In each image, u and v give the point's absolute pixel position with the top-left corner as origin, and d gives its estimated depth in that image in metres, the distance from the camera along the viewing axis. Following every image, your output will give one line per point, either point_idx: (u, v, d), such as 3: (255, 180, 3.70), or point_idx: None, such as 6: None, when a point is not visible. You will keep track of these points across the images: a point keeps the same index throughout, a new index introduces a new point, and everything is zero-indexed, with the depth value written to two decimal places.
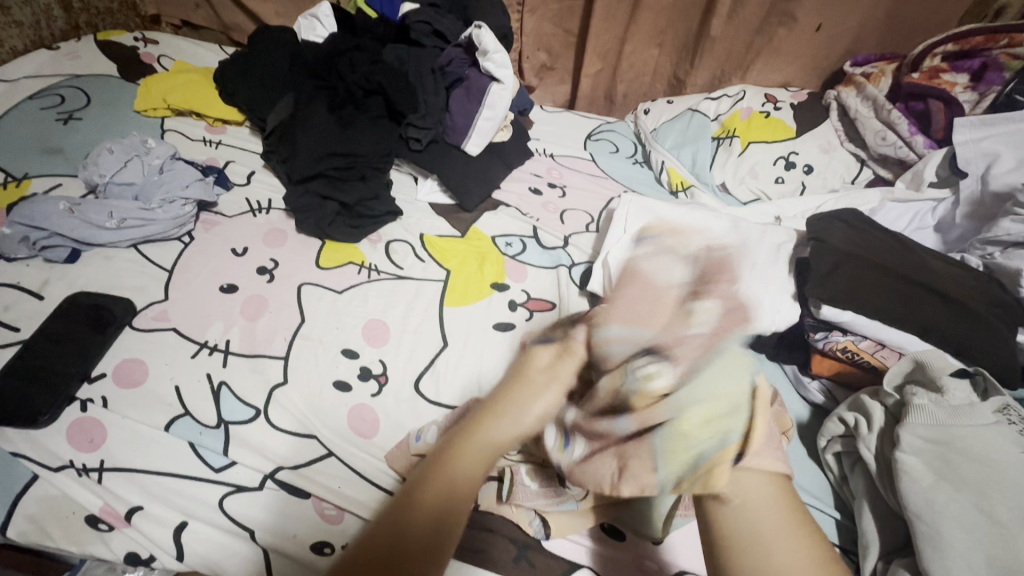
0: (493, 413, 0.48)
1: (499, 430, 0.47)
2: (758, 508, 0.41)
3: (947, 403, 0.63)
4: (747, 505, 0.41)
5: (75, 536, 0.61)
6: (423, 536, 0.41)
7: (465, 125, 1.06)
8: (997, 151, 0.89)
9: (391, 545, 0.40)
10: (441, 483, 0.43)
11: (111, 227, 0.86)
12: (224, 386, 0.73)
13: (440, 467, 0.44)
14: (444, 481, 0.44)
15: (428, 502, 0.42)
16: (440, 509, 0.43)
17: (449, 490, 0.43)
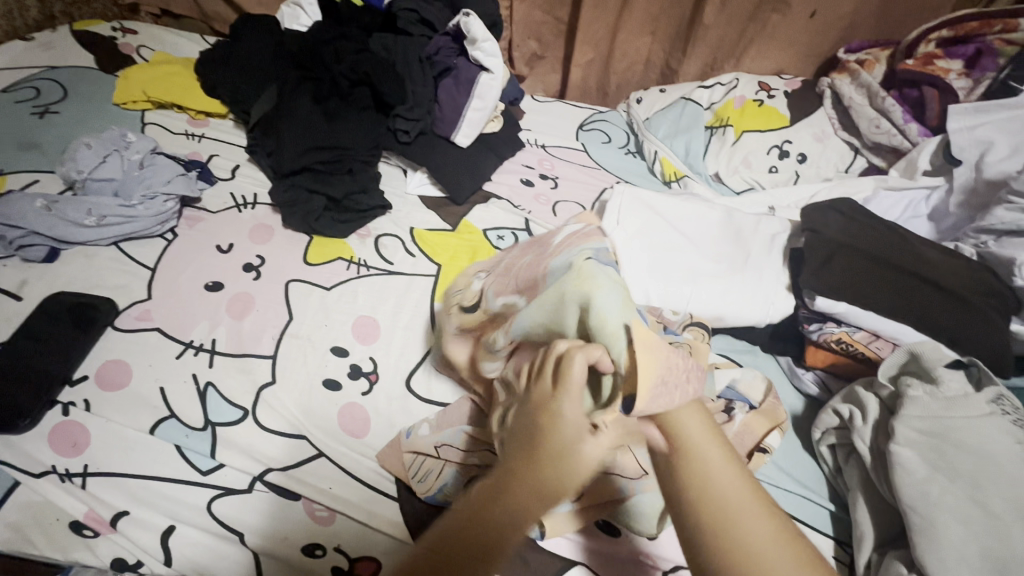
0: (555, 410, 0.48)
1: (567, 438, 0.46)
2: (707, 454, 0.43)
3: (942, 394, 0.62)
4: (700, 456, 0.43)
5: (58, 543, 0.59)
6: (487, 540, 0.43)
7: (455, 116, 1.04)
8: (991, 138, 0.88)
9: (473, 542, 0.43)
10: (517, 504, 0.44)
11: (89, 224, 0.84)
12: (210, 387, 0.72)
13: (537, 469, 0.45)
14: (559, 450, 0.46)
15: (496, 510, 0.44)
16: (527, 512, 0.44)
17: (534, 494, 0.45)
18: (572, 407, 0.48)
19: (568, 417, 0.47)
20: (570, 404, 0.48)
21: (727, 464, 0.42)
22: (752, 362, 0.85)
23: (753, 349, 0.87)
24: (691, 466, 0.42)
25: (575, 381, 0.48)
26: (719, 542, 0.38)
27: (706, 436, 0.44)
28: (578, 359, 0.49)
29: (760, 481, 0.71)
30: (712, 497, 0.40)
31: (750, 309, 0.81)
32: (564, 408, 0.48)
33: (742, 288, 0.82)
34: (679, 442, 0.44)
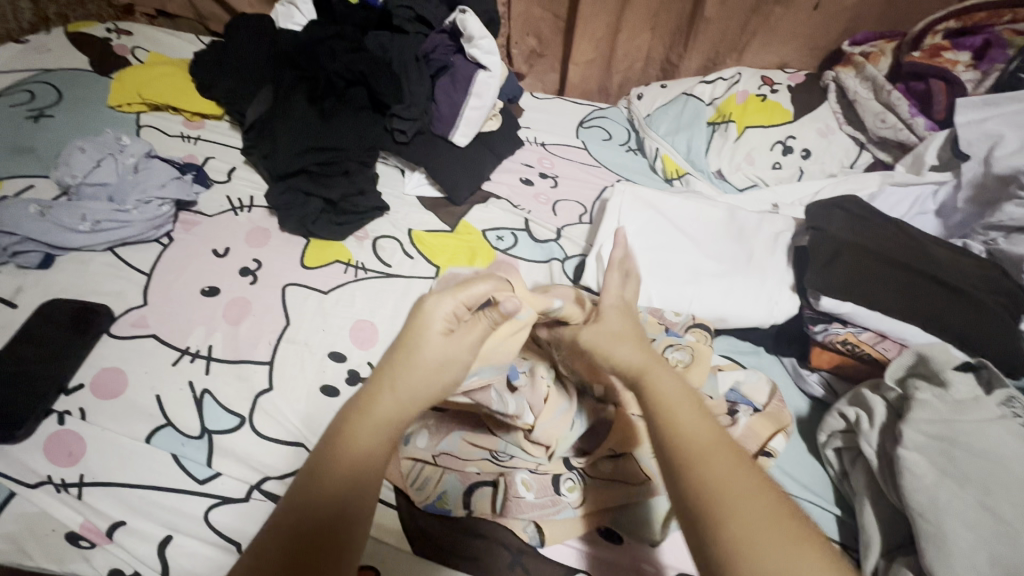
0: (401, 365, 0.44)
1: (398, 399, 0.44)
2: (685, 410, 0.42)
3: (951, 397, 0.61)
4: (680, 412, 0.42)
5: (54, 555, 0.58)
6: (326, 523, 0.40)
7: (452, 115, 1.02)
8: (1000, 132, 0.86)
9: (318, 521, 0.41)
10: (339, 470, 0.42)
11: (84, 230, 0.83)
12: (207, 394, 0.71)
13: (362, 431, 0.43)
14: (381, 409, 0.44)
15: (328, 476, 0.42)
16: (351, 482, 0.42)
17: (349, 465, 0.42)
18: (422, 368, 0.44)
19: (412, 373, 0.44)
20: (421, 363, 0.45)
21: (706, 416, 0.42)
22: (755, 363, 0.83)
23: (757, 349, 0.86)
24: (672, 420, 0.41)
25: (424, 336, 0.45)
26: (694, 477, 0.38)
27: (685, 396, 0.44)
28: (435, 301, 0.46)
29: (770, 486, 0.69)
30: (700, 447, 0.39)
31: (753, 312, 0.80)
32: (403, 368, 0.44)
33: (745, 288, 0.81)
34: (659, 398, 0.43)
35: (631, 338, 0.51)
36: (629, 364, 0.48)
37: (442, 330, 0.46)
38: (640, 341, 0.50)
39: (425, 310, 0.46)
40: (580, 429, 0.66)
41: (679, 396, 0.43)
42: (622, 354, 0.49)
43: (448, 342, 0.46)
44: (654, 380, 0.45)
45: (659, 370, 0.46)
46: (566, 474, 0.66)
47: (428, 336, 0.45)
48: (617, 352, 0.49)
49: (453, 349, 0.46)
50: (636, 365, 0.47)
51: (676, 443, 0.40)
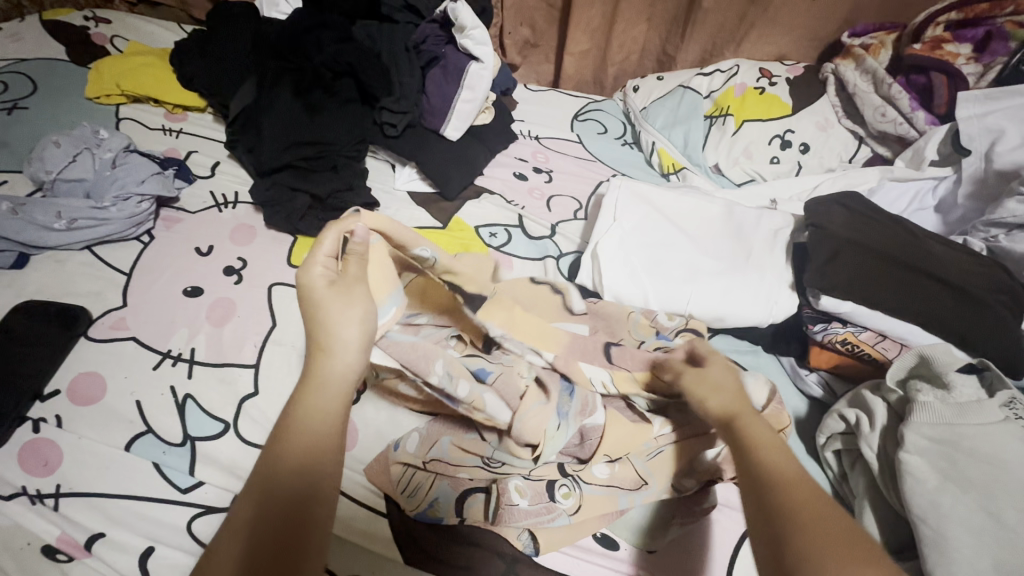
0: (324, 334, 0.49)
1: (337, 362, 0.49)
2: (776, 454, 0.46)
3: (953, 400, 0.60)
4: (770, 455, 0.45)
5: (29, 570, 0.56)
6: (302, 490, 0.43)
7: (444, 109, 0.99)
8: (1002, 127, 0.85)
9: (290, 494, 0.43)
10: (295, 444, 0.44)
11: (59, 228, 0.80)
12: (189, 399, 0.68)
13: (315, 403, 0.46)
14: (321, 377, 0.48)
15: (279, 462, 0.44)
16: (311, 449, 0.44)
17: (305, 437, 0.44)
18: (338, 325, 0.50)
19: (340, 336, 0.50)
20: (334, 322, 0.50)
21: (794, 459, 0.46)
22: (753, 363, 0.82)
23: (755, 348, 0.84)
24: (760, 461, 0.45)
25: (319, 298, 0.51)
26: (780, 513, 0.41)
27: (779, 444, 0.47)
28: (306, 274, 0.53)
29: None
30: (791, 487, 0.43)
31: (752, 311, 0.78)
32: (327, 337, 0.49)
33: (744, 286, 0.79)
34: (750, 440, 0.47)
35: (734, 384, 0.54)
36: (720, 407, 0.52)
37: (332, 285, 0.52)
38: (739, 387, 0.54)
39: (306, 281, 0.52)
40: (566, 429, 0.63)
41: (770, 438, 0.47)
42: (722, 396, 0.52)
43: (335, 292, 0.52)
44: (745, 424, 0.49)
45: (748, 418, 0.50)
46: (561, 479, 0.64)
47: (321, 296, 0.51)
48: (715, 390, 0.53)
49: (347, 295, 0.52)
50: (726, 407, 0.51)
51: (769, 483, 0.43)
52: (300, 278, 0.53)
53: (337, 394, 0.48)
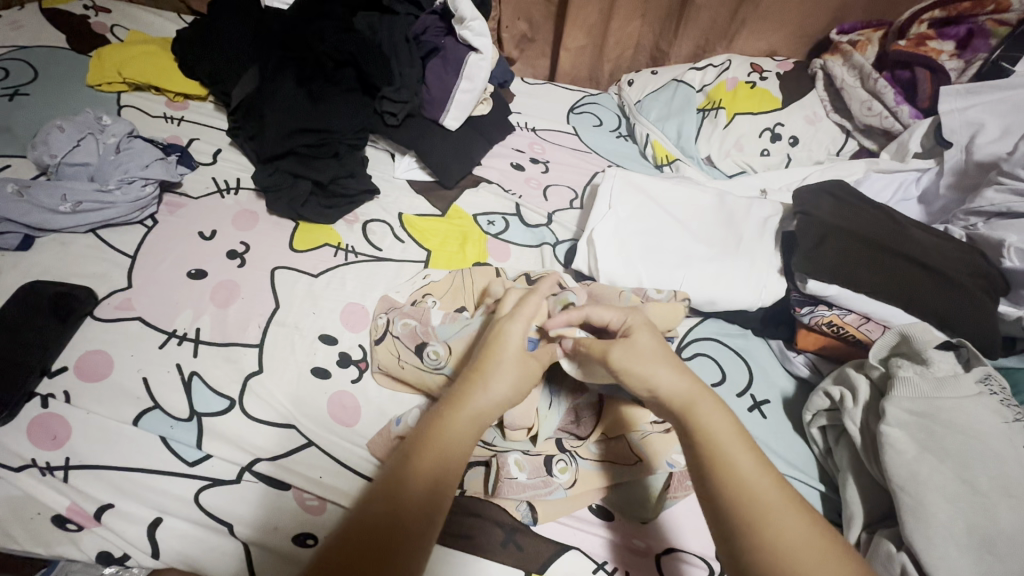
0: (485, 382, 0.51)
1: (488, 402, 0.50)
2: (739, 454, 0.44)
3: (932, 374, 0.63)
4: (732, 453, 0.44)
5: (41, 538, 0.58)
6: (406, 523, 0.42)
7: (444, 99, 1.01)
8: (982, 120, 0.88)
9: (382, 521, 0.42)
10: (428, 460, 0.46)
11: (65, 211, 0.81)
12: (195, 376, 0.70)
13: (451, 438, 0.47)
14: (470, 418, 0.49)
15: (415, 477, 0.45)
16: (435, 478, 0.45)
17: (437, 459, 0.46)
18: (512, 373, 0.52)
19: (501, 377, 0.51)
20: (504, 373, 0.52)
21: (749, 452, 0.45)
22: (742, 345, 0.84)
23: (745, 332, 0.87)
24: (728, 469, 0.43)
25: (506, 353, 0.53)
26: (750, 530, 0.41)
27: (736, 436, 0.45)
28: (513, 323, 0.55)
29: None
30: (756, 498, 0.42)
31: (744, 296, 0.81)
32: (490, 379, 0.51)
33: (735, 271, 0.82)
34: (711, 439, 0.45)
35: (668, 359, 0.51)
36: (670, 391, 0.48)
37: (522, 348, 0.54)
38: (680, 362, 0.51)
39: (504, 331, 0.55)
40: (559, 408, 0.67)
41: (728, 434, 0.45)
42: (667, 380, 0.49)
43: (520, 359, 0.53)
44: (699, 411, 0.47)
45: (711, 406, 0.47)
46: (558, 454, 0.67)
47: (509, 348, 0.53)
48: (655, 370, 0.49)
49: (526, 369, 0.54)
50: (680, 395, 0.48)
51: (733, 497, 0.42)
52: (505, 325, 0.55)
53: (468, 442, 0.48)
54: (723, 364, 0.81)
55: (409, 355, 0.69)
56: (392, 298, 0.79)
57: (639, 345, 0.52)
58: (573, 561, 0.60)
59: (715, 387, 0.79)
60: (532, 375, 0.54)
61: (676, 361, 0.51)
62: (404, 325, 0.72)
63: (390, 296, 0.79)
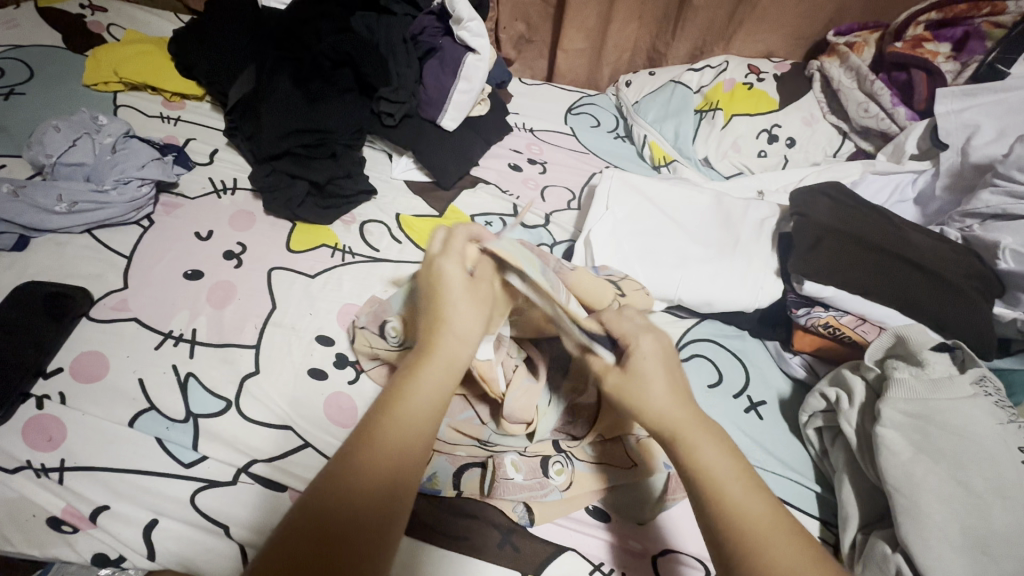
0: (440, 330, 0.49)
1: (453, 344, 0.48)
2: (732, 483, 0.43)
3: (927, 376, 0.63)
4: (724, 481, 0.43)
5: (36, 540, 0.57)
6: (376, 496, 0.41)
7: (441, 99, 1.01)
8: (978, 122, 0.89)
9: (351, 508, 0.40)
10: (397, 421, 0.44)
11: (60, 211, 0.80)
12: (191, 377, 0.70)
13: (412, 394, 0.45)
14: (437, 363, 0.47)
15: (380, 444, 0.43)
16: (410, 440, 0.44)
17: (404, 418, 0.44)
18: (461, 306, 0.50)
19: (453, 316, 0.50)
20: (454, 314, 0.50)
21: (744, 483, 0.43)
22: (739, 346, 0.85)
23: (742, 333, 0.87)
24: (721, 500, 0.42)
25: (451, 291, 0.50)
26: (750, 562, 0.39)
27: (729, 464, 0.44)
28: (448, 258, 0.52)
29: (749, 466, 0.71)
30: (752, 528, 0.41)
31: (741, 297, 0.81)
32: (449, 322, 0.49)
33: (733, 271, 0.82)
34: (704, 470, 0.44)
35: (666, 376, 0.49)
36: (661, 416, 0.47)
37: (467, 281, 0.51)
38: (678, 385, 0.49)
39: (442, 269, 0.52)
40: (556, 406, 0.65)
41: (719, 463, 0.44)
42: (660, 405, 0.47)
43: (465, 294, 0.51)
44: (692, 439, 0.45)
45: (700, 434, 0.45)
46: (555, 456, 0.67)
47: (452, 285, 0.51)
48: (653, 394, 0.47)
49: (474, 300, 0.51)
50: (669, 419, 0.46)
51: (731, 527, 0.41)
52: (438, 263, 0.52)
53: (437, 394, 0.46)
54: (720, 364, 0.82)
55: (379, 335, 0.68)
56: (381, 297, 0.78)
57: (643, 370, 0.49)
58: (570, 561, 0.61)
59: (713, 388, 0.79)
60: (484, 300, 0.52)
61: (675, 377, 0.49)
62: (376, 312, 0.70)
63: (378, 295, 0.78)
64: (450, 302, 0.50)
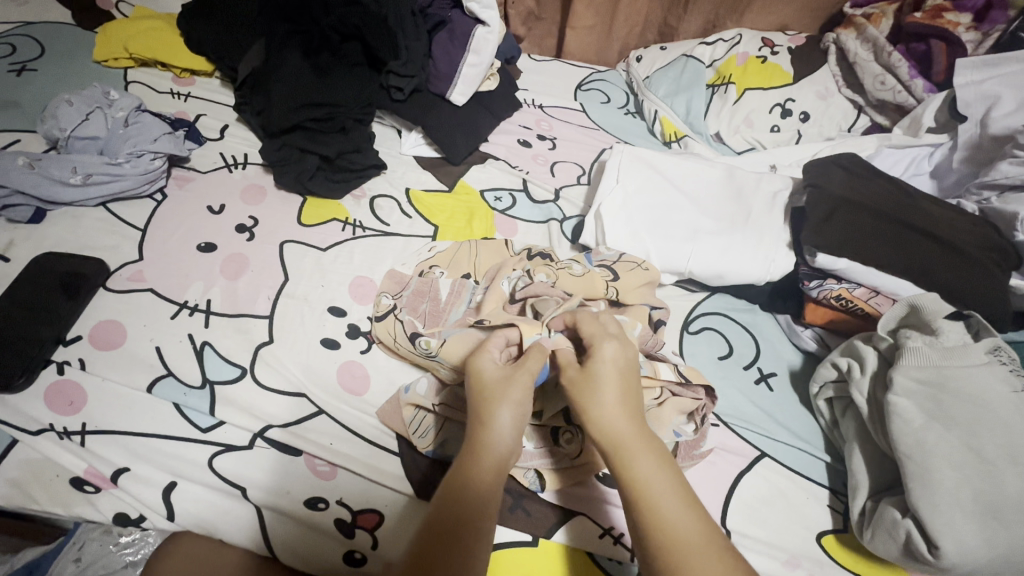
0: (487, 409, 0.53)
1: (498, 431, 0.52)
2: (670, 500, 0.48)
3: (941, 344, 0.62)
4: (660, 499, 0.47)
5: (60, 499, 0.59)
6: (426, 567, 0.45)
7: (450, 73, 1.01)
8: (998, 93, 0.87)
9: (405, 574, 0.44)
10: (448, 506, 0.48)
11: (75, 183, 0.81)
12: (206, 346, 0.71)
13: (460, 483, 0.50)
14: (483, 451, 0.51)
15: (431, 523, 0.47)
16: (457, 524, 0.47)
17: (453, 504, 0.48)
18: (501, 394, 0.54)
19: (501, 407, 0.53)
20: (500, 399, 0.54)
21: (681, 503, 0.48)
22: (750, 319, 0.84)
23: (753, 307, 0.87)
24: (652, 510, 0.47)
25: (488, 380, 0.56)
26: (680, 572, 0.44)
27: (669, 484, 0.49)
28: (482, 359, 0.58)
29: (756, 435, 0.71)
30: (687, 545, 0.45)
31: (753, 270, 0.81)
32: (491, 411, 0.53)
33: (745, 245, 0.82)
34: (646, 486, 0.48)
35: (624, 400, 0.53)
36: (614, 433, 0.51)
37: (501, 371, 0.56)
38: (633, 405, 0.53)
39: (479, 366, 0.58)
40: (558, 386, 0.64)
41: (657, 487, 0.48)
42: (610, 420, 0.52)
43: (503, 377, 0.56)
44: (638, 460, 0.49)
45: (639, 452, 0.50)
46: (566, 426, 0.65)
47: (489, 375, 0.57)
48: (598, 409, 0.52)
49: (514, 384, 0.55)
50: (615, 434, 0.51)
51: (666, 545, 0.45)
52: (475, 360, 0.58)
53: (483, 486, 0.49)
54: (730, 338, 0.81)
55: (404, 341, 0.69)
56: (400, 272, 0.79)
57: (599, 379, 0.54)
58: (580, 525, 0.62)
59: (722, 360, 0.79)
60: (524, 386, 0.55)
61: (632, 403, 0.54)
62: (409, 318, 0.71)
63: (396, 271, 0.79)
64: (491, 394, 0.54)
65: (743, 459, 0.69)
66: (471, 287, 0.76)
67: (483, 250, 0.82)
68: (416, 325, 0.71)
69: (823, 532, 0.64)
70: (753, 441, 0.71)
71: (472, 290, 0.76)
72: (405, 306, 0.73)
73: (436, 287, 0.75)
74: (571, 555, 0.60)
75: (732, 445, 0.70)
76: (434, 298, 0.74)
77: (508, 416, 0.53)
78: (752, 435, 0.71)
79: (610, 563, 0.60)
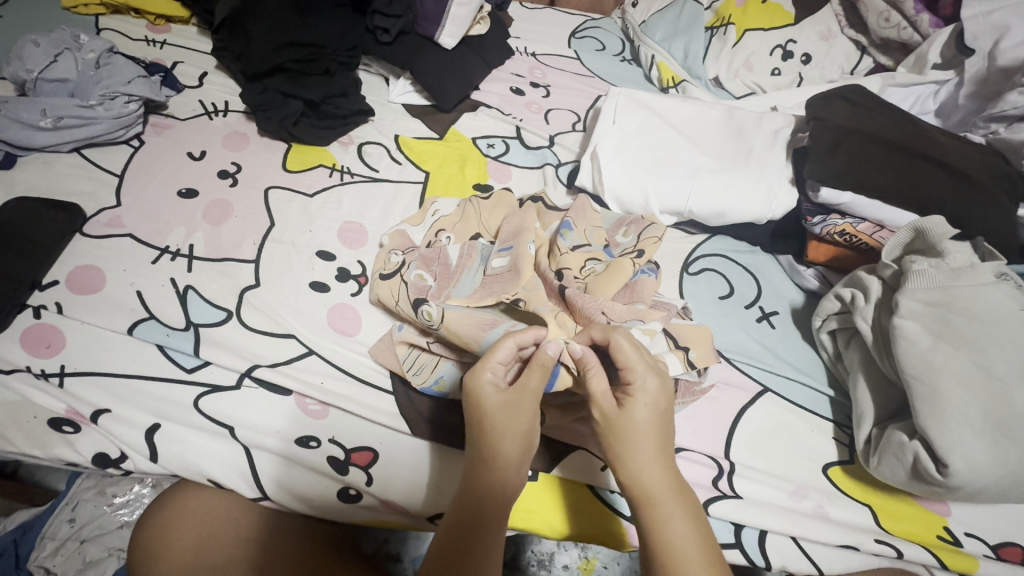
0: (490, 443, 0.50)
1: (501, 467, 0.49)
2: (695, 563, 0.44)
3: (949, 266, 0.60)
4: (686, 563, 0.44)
5: (37, 440, 0.57)
6: None
7: (438, 13, 0.95)
8: (1007, 23, 0.82)
9: None
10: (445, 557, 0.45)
11: (45, 127, 0.77)
12: (190, 290, 0.68)
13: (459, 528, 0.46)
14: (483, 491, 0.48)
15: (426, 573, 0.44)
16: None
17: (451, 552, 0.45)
18: (502, 425, 0.50)
19: (501, 443, 0.49)
20: (502, 432, 0.50)
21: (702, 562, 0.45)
22: (752, 260, 0.82)
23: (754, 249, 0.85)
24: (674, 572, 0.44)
25: (489, 407, 0.51)
26: None
27: (694, 543, 0.46)
28: (476, 376, 0.52)
29: (760, 371, 0.70)
30: None
31: (752, 206, 0.78)
32: (491, 445, 0.49)
33: (745, 183, 0.79)
34: (671, 546, 0.45)
35: (653, 440, 0.50)
36: (640, 482, 0.48)
37: (503, 397, 0.51)
38: (664, 450, 0.50)
39: (477, 387, 0.51)
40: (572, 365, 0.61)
41: (681, 544, 0.46)
42: (641, 467, 0.48)
43: (504, 407, 0.50)
44: (660, 514, 0.47)
45: (668, 507, 0.47)
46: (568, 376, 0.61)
47: (488, 402, 0.51)
48: (638, 455, 0.49)
49: (515, 414, 0.50)
50: (645, 485, 0.48)
51: None
52: (473, 380, 0.52)
53: (483, 532, 0.46)
54: (732, 278, 0.79)
55: (407, 305, 0.64)
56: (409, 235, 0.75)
57: (637, 422, 0.50)
58: (582, 459, 0.61)
59: (724, 300, 0.77)
60: (527, 412, 0.51)
61: (662, 445, 0.50)
62: (417, 274, 0.67)
63: (406, 232, 0.75)
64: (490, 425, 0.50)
65: (745, 393, 0.67)
66: (483, 248, 0.71)
67: (488, 206, 0.77)
68: (423, 284, 0.67)
69: (828, 464, 0.63)
70: (756, 377, 0.69)
71: (483, 251, 0.71)
72: (415, 259, 0.70)
73: (445, 252, 0.70)
74: (568, 488, 0.60)
75: (734, 380, 0.69)
76: (444, 265, 0.69)
77: (510, 449, 0.49)
78: (754, 370, 0.70)
79: (614, 497, 0.60)
